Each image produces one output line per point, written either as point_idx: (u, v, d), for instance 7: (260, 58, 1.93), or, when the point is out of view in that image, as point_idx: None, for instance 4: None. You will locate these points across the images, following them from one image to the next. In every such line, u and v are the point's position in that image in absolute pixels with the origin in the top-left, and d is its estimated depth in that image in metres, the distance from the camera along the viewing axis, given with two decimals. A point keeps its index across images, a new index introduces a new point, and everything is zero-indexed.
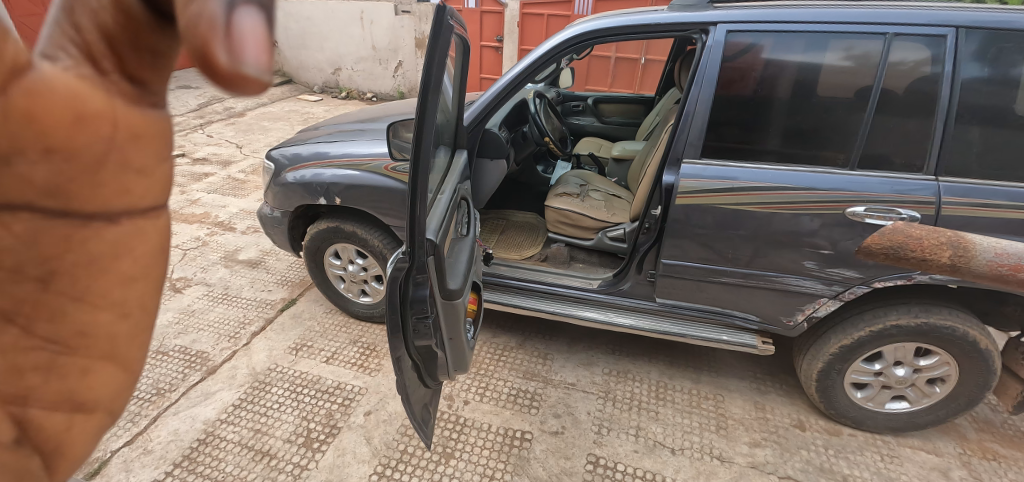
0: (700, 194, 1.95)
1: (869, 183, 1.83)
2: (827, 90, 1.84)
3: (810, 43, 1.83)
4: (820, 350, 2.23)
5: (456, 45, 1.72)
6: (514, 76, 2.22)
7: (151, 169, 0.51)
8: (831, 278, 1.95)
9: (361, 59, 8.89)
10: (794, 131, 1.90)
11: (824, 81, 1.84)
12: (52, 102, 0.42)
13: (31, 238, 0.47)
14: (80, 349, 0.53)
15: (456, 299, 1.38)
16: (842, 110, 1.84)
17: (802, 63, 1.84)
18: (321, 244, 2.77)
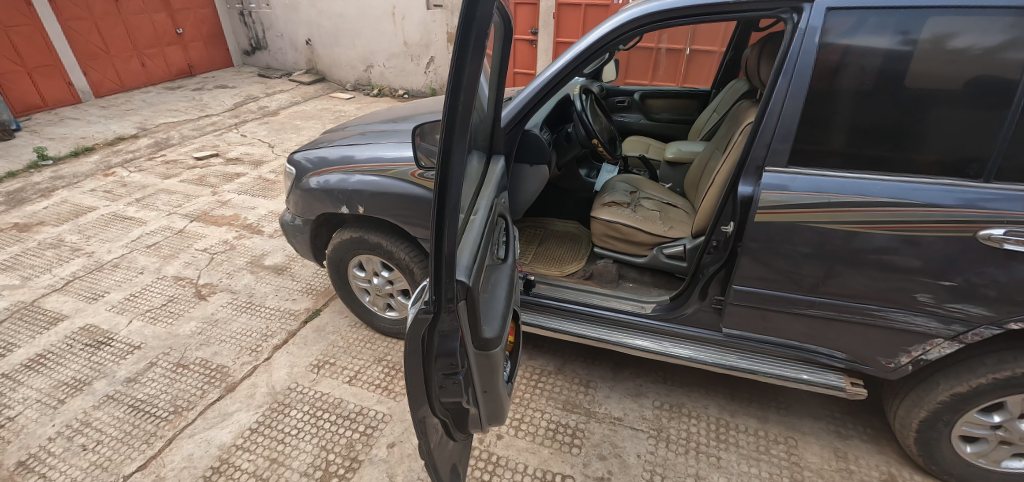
0: (786, 210, 1.61)
1: (1011, 201, 1.44)
2: (917, 82, 1.47)
3: (895, 23, 1.47)
4: (924, 396, 1.88)
5: (495, 32, 1.45)
6: (561, 69, 1.93)
7: None
8: (950, 315, 1.60)
9: (394, 56, 8.76)
10: (878, 135, 1.55)
11: (915, 70, 1.47)
12: None
13: None
14: None
15: (492, 349, 1.12)
16: (971, 106, 1.44)
17: (886, 51, 1.49)
18: (345, 254, 2.56)
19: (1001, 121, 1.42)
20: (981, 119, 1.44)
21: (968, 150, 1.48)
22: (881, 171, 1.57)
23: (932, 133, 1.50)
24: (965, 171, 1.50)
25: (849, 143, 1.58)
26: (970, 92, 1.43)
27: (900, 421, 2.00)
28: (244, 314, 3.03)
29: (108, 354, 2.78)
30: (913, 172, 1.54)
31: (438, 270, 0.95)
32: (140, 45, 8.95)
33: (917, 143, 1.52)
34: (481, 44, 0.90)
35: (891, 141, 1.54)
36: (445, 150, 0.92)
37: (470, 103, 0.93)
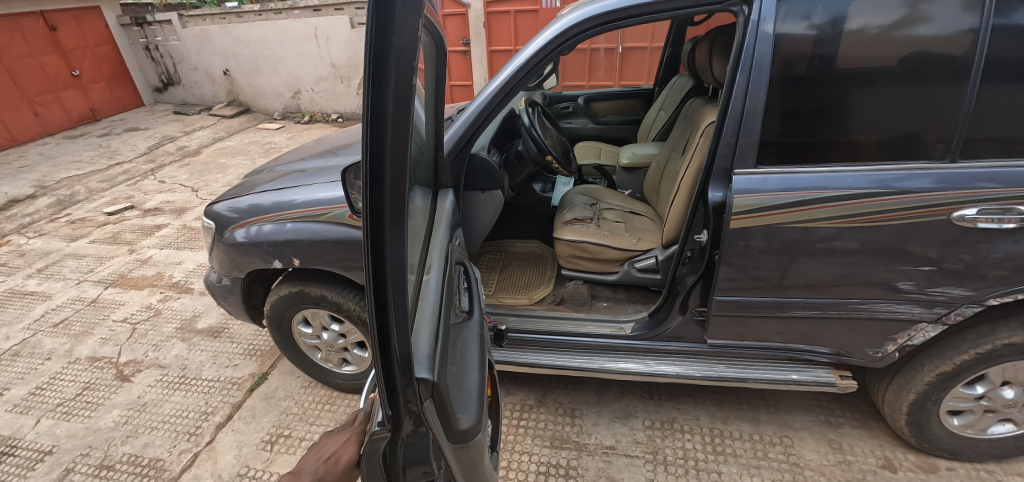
0: (762, 213, 1.52)
1: (978, 178, 1.40)
2: (850, 64, 1.43)
3: (821, 10, 1.41)
4: (909, 379, 1.82)
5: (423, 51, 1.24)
6: (501, 84, 1.76)
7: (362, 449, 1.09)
8: (932, 299, 1.54)
9: (322, 79, 8.35)
10: (812, 121, 1.49)
11: (846, 53, 1.42)
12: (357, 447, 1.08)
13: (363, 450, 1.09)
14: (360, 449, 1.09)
15: (471, 439, 0.93)
16: (912, 86, 1.40)
17: (816, 37, 1.43)
18: (285, 311, 2.32)
19: (962, 95, 1.38)
20: (926, 98, 1.40)
21: (906, 129, 1.44)
22: (830, 159, 1.51)
23: (888, 118, 1.45)
24: (924, 153, 1.45)
25: (790, 132, 1.51)
26: (898, 70, 1.40)
27: (889, 405, 1.93)
28: (178, 391, 2.66)
29: (12, 467, 2.35)
30: (879, 159, 1.48)
31: (391, 376, 0.77)
32: (28, 94, 8.06)
33: (848, 124, 1.47)
34: (405, 72, 0.65)
35: (827, 127, 1.49)
36: (374, 227, 0.69)
37: (402, 158, 0.69)
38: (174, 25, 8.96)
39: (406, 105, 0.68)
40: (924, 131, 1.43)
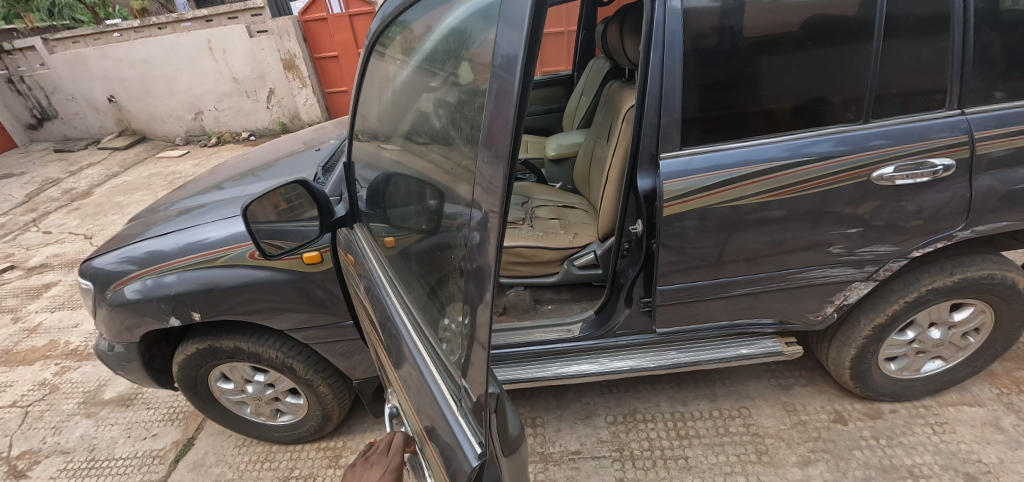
0: (693, 197, 1.47)
1: (892, 136, 1.41)
2: (757, 34, 1.39)
3: None
4: (849, 335, 1.84)
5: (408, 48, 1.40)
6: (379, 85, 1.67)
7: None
8: (863, 258, 1.55)
9: (226, 96, 7.70)
10: (725, 96, 1.44)
11: (752, 23, 1.38)
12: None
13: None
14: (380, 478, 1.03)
15: (524, 447, 0.92)
16: (818, 51, 1.39)
17: (721, 8, 1.37)
18: (199, 371, 2.08)
19: (868, 58, 1.38)
20: (833, 62, 1.39)
21: (816, 94, 1.43)
22: (750, 132, 1.47)
23: (800, 84, 1.42)
24: (838, 118, 1.44)
25: (704, 107, 1.45)
26: (802, 38, 1.38)
27: (834, 362, 1.95)
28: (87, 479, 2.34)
29: None
30: (798, 127, 1.45)
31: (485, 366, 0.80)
32: None
33: (766, 95, 1.44)
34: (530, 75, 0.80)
35: (738, 100, 1.44)
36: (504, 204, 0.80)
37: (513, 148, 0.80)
38: (41, 52, 7.93)
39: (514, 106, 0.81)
40: (835, 92, 1.42)
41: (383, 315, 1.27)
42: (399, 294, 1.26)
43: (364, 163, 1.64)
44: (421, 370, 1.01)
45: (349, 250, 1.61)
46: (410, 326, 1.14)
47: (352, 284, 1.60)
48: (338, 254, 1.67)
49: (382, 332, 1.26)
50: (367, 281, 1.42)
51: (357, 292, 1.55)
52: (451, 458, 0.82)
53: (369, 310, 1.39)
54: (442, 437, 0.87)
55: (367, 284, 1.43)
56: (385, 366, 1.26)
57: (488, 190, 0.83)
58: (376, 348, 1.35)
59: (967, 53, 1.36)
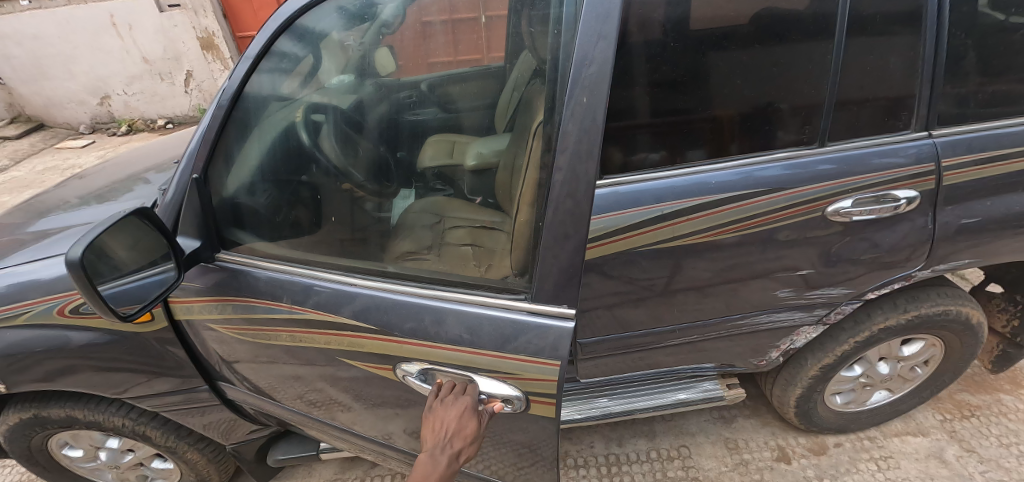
0: (615, 237, 1.17)
1: (851, 163, 1.16)
2: (705, 32, 1.07)
3: None
4: (795, 374, 1.65)
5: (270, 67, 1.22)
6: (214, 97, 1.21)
7: (462, 423, 1.12)
8: (813, 302, 1.34)
9: (136, 79, 6.88)
10: (660, 114, 1.11)
11: (700, 19, 1.06)
12: (445, 425, 1.12)
13: (452, 422, 1.12)
14: (449, 414, 1.14)
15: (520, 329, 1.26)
16: (771, 57, 1.10)
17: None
18: (30, 440, 1.67)
19: (826, 68, 1.12)
20: (788, 73, 1.11)
21: (768, 112, 1.14)
22: (689, 158, 1.16)
23: (750, 99, 1.12)
24: (794, 143, 1.17)
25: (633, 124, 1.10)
26: (751, 42, 1.09)
27: (778, 400, 1.77)
28: None
29: None
30: (746, 151, 1.17)
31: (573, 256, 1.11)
32: None
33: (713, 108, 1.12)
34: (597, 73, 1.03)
35: (678, 121, 1.12)
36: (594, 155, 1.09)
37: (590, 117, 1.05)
38: None
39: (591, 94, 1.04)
40: (793, 110, 1.14)
41: (365, 302, 1.23)
42: (376, 273, 1.27)
43: (219, 187, 1.26)
44: (460, 309, 1.17)
45: (219, 287, 1.32)
46: (414, 289, 1.22)
47: (235, 315, 1.33)
48: (184, 300, 1.34)
49: (366, 319, 1.23)
50: (309, 283, 1.28)
51: (258, 318, 1.32)
52: (548, 339, 1.11)
53: (322, 315, 1.26)
54: (529, 338, 1.11)
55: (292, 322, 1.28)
56: (375, 345, 1.25)
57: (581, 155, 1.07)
58: (348, 342, 1.27)
59: (938, 65, 1.13)
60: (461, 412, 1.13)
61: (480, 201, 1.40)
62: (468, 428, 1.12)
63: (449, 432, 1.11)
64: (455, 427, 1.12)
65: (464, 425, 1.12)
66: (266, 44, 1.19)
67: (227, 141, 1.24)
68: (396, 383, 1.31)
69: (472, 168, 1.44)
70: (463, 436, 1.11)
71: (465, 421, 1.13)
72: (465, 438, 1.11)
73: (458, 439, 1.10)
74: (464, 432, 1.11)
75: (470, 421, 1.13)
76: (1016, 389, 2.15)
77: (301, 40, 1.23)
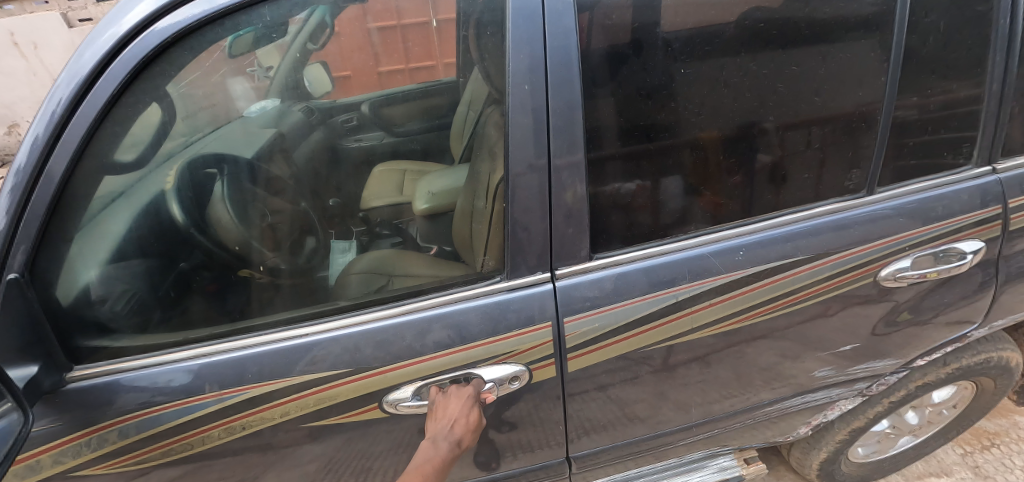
0: (623, 333, 0.91)
1: (906, 218, 0.94)
2: (724, 53, 0.83)
3: None
4: (819, 439, 1.40)
5: (132, 88, 0.75)
6: (33, 140, 0.72)
7: (461, 410, 0.87)
8: (854, 377, 1.11)
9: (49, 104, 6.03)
10: (625, 140, 0.84)
11: (714, 40, 0.82)
12: (445, 408, 0.87)
13: (454, 406, 0.87)
14: (445, 399, 0.88)
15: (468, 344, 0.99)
16: (756, 69, 0.84)
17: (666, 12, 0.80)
18: None
19: (879, 92, 0.88)
20: (827, 104, 0.88)
21: (771, 138, 0.88)
22: (660, 193, 0.88)
23: (731, 116, 0.86)
24: (769, 167, 0.90)
25: (591, 157, 0.83)
26: (784, 61, 0.85)
27: (797, 462, 1.50)
28: None
29: None
30: (740, 187, 0.90)
31: (551, 254, 0.87)
32: None
33: (735, 145, 0.88)
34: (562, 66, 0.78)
35: (647, 147, 0.85)
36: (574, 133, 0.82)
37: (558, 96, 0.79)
38: None
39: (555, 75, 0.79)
40: (779, 130, 0.88)
41: (326, 345, 0.87)
42: (334, 309, 0.90)
43: (56, 287, 0.78)
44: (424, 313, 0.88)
45: (82, 418, 0.83)
46: (382, 311, 0.89)
47: (128, 441, 0.86)
48: (23, 456, 0.83)
49: (327, 361, 0.87)
50: (238, 354, 0.87)
51: (168, 429, 0.87)
52: (532, 310, 0.88)
53: (269, 385, 0.86)
54: (505, 313, 0.88)
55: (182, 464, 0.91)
56: (342, 392, 0.88)
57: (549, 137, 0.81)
58: (314, 402, 0.89)
59: (1009, 73, 0.92)
60: (465, 394, 0.88)
61: (435, 251, 0.96)
62: (468, 417, 0.87)
63: (449, 417, 0.87)
64: (452, 411, 0.87)
65: (468, 412, 0.88)
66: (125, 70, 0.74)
67: (69, 209, 0.76)
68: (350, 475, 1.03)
69: (424, 213, 0.96)
70: (469, 421, 0.87)
71: (469, 405, 0.88)
72: (467, 426, 0.86)
73: (461, 423, 0.86)
74: (461, 420, 0.86)
75: (474, 402, 0.89)
76: None
77: (173, 75, 0.78)
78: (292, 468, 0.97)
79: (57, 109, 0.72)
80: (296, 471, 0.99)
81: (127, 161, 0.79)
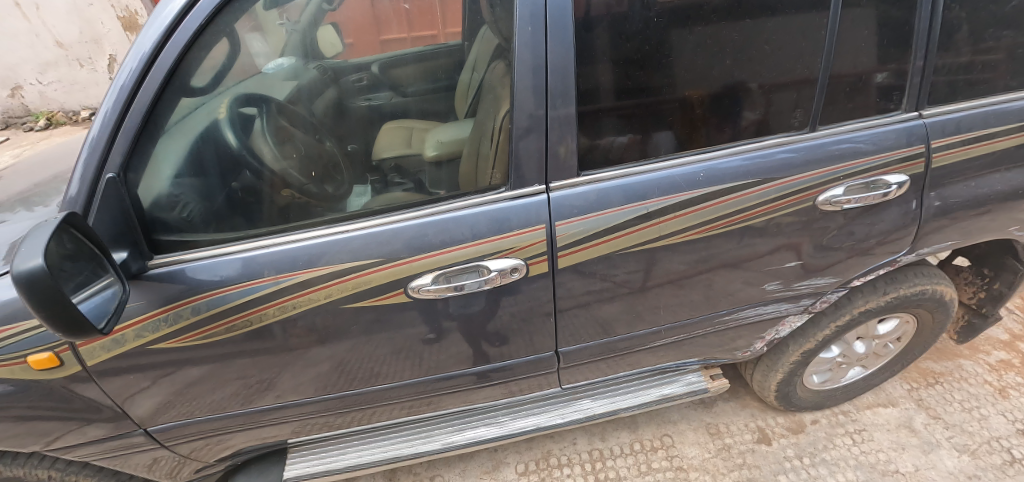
0: (602, 238, 1.10)
1: (841, 148, 1.13)
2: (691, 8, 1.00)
3: None
4: (776, 360, 1.61)
5: (212, 23, 0.91)
6: (130, 65, 0.89)
7: None
8: (800, 292, 1.33)
9: (50, 67, 5.88)
10: (623, 97, 1.03)
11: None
12: None
13: None
14: None
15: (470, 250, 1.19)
16: (727, 32, 1.02)
17: None
18: None
19: (820, 45, 1.06)
20: (777, 53, 1.06)
21: (725, 82, 1.06)
22: (650, 145, 1.09)
23: (699, 70, 1.04)
24: (756, 124, 1.11)
25: (580, 90, 1.01)
26: (741, 15, 1.02)
27: (758, 384, 1.72)
28: None
29: None
30: (718, 136, 1.11)
31: (546, 169, 1.06)
32: None
33: (697, 85, 1.05)
34: (560, 13, 0.95)
35: (644, 103, 1.05)
36: (568, 67, 0.99)
37: (559, 37, 0.97)
38: None
39: (554, 21, 0.96)
40: (761, 91, 1.08)
41: (361, 240, 1.06)
42: (366, 213, 1.09)
43: (140, 189, 0.95)
44: (443, 220, 1.06)
45: (161, 297, 1.02)
46: (405, 216, 1.07)
47: (199, 318, 1.05)
48: (114, 329, 1.03)
49: (363, 252, 1.06)
50: (287, 248, 1.05)
51: (232, 309, 1.06)
52: (532, 216, 1.07)
53: (316, 271, 1.05)
54: (510, 219, 1.06)
55: (225, 349, 1.12)
56: (372, 281, 1.07)
57: (549, 70, 0.98)
58: (352, 286, 1.07)
59: (932, 39, 1.09)
60: None
61: (443, 197, 1.11)
62: None
63: None
64: None
65: None
66: (212, 8, 0.90)
67: (154, 126, 0.93)
68: (373, 364, 1.23)
69: (432, 161, 1.13)
70: None
71: None
72: None
73: None
74: None
75: None
76: (973, 354, 2.23)
77: (246, 11, 0.95)
78: (308, 368, 1.20)
79: (150, 39, 0.88)
80: (315, 367, 1.20)
81: (200, 85, 0.96)
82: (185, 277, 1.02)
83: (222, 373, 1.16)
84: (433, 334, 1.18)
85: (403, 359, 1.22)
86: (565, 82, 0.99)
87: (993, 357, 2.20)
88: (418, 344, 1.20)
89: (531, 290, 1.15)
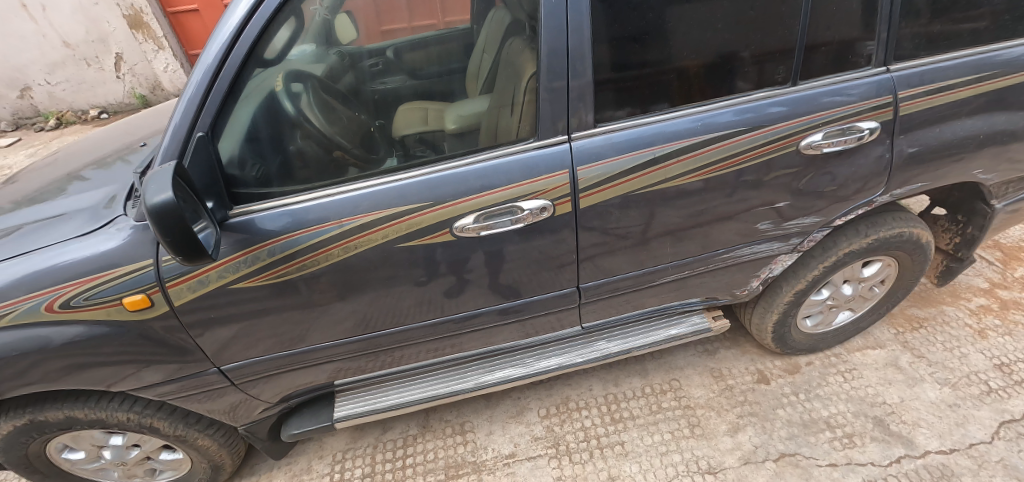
0: (615, 181, 1.27)
1: (820, 99, 1.30)
2: None
3: None
4: (771, 301, 1.79)
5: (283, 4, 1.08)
6: (219, 40, 1.06)
7: None
8: (789, 232, 1.50)
9: (58, 66, 5.97)
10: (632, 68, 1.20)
11: None
12: None
13: None
14: None
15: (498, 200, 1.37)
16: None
17: None
18: (32, 447, 1.62)
19: (798, 8, 1.22)
20: (761, 16, 1.21)
21: (717, 43, 1.22)
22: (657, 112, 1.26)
23: (694, 32, 1.20)
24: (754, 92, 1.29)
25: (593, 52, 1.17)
26: None
27: (756, 326, 1.90)
28: None
29: None
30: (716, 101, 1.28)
31: (566, 123, 1.22)
32: None
33: (693, 46, 1.21)
34: None
35: (650, 72, 1.22)
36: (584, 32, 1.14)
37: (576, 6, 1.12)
38: None
39: None
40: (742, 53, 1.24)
41: (408, 188, 1.23)
42: (409, 168, 1.25)
43: (221, 148, 1.12)
44: (477, 169, 1.23)
45: (240, 241, 1.19)
46: (443, 167, 1.24)
47: (273, 259, 1.22)
48: (200, 270, 1.20)
49: (410, 198, 1.23)
50: (344, 197, 1.22)
51: (299, 251, 1.23)
52: (555, 163, 1.24)
53: (372, 216, 1.22)
54: (536, 165, 1.23)
55: (290, 290, 1.29)
56: (419, 224, 1.24)
57: (568, 35, 1.14)
58: (403, 228, 1.24)
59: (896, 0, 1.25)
60: None
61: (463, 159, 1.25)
62: None
63: None
64: None
65: None
66: None
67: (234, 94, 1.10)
68: (415, 303, 1.40)
69: (452, 132, 1.26)
70: None
71: None
72: None
73: None
74: None
75: None
76: (955, 301, 2.40)
77: None
78: (361, 307, 1.37)
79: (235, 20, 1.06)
80: (367, 308, 1.38)
81: (269, 58, 1.13)
82: (258, 225, 1.19)
83: (286, 314, 1.34)
84: (467, 276, 1.36)
85: (443, 298, 1.40)
86: (582, 45, 1.15)
87: (973, 303, 2.37)
88: (455, 285, 1.37)
89: (553, 232, 1.32)
